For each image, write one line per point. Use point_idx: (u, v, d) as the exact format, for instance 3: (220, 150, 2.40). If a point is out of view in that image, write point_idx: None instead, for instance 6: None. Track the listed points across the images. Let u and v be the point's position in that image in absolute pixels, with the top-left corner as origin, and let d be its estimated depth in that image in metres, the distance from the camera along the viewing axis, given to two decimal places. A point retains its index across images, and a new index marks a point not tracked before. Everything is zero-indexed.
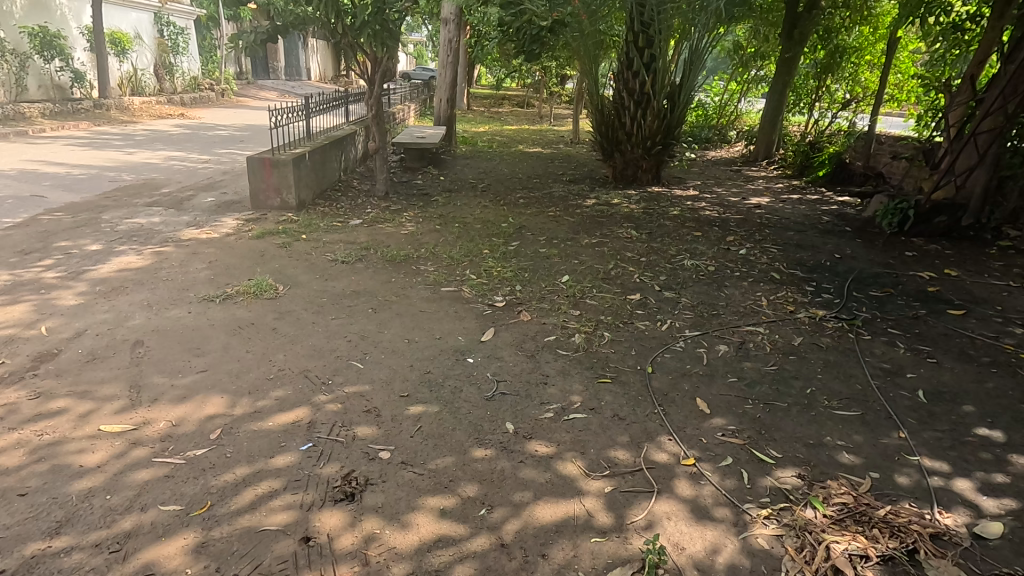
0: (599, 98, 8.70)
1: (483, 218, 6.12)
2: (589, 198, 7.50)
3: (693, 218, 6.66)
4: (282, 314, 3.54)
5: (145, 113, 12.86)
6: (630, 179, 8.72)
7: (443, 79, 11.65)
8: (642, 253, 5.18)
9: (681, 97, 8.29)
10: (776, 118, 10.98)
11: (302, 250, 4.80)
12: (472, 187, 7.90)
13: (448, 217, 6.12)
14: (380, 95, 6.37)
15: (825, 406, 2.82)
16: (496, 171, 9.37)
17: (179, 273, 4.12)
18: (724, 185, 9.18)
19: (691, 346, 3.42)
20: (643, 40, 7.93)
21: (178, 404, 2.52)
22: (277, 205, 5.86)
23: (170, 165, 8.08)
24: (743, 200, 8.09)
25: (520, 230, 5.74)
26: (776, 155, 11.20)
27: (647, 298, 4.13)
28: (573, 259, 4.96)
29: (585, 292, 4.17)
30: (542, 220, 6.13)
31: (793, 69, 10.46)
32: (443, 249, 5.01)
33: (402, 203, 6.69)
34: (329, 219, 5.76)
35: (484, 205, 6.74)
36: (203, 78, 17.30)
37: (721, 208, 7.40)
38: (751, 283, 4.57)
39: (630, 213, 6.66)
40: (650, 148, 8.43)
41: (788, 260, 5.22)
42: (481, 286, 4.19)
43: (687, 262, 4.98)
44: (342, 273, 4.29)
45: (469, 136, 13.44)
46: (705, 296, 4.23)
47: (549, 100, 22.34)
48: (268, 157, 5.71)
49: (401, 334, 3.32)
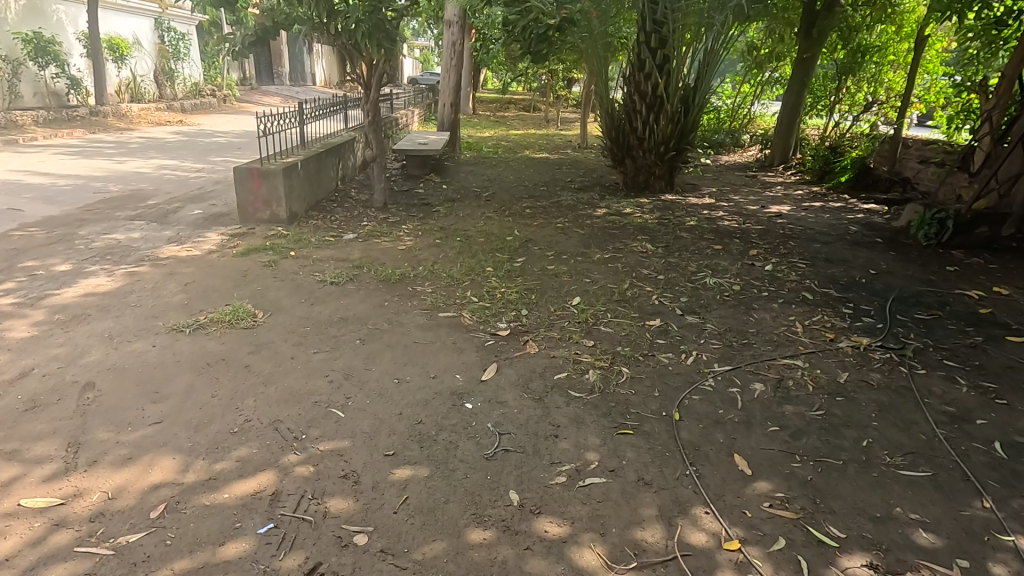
0: (609, 101, 8.27)
1: (486, 230, 5.73)
2: (600, 207, 7.09)
3: (712, 229, 6.22)
4: (257, 346, 3.14)
5: (143, 120, 12.58)
6: (642, 185, 8.29)
7: (447, 83, 11.29)
8: (660, 270, 4.76)
9: (696, 100, 7.82)
10: (793, 121, 10.53)
11: (289, 269, 4.41)
12: (476, 196, 7.52)
13: (449, 230, 5.73)
14: (377, 101, 5.99)
15: (887, 464, 2.38)
16: (501, 178, 8.98)
17: (150, 297, 3.74)
18: (740, 192, 8.73)
19: (722, 384, 2.98)
20: (656, 40, 7.46)
21: (118, 469, 2.12)
22: (267, 218, 5.48)
23: (161, 174, 7.75)
24: (762, 208, 7.65)
25: (526, 244, 5.34)
26: (793, 160, 10.74)
27: (668, 324, 3.70)
28: (584, 277, 4.54)
29: (598, 318, 3.75)
30: (550, 232, 5.73)
31: (811, 70, 10.01)
32: (442, 267, 4.60)
33: (401, 214, 6.31)
34: (321, 233, 5.38)
35: (488, 216, 6.35)
36: (205, 84, 17.06)
37: (740, 218, 6.96)
38: (782, 305, 4.13)
39: (643, 224, 6.23)
40: (662, 154, 7.99)
41: (819, 278, 4.77)
42: (482, 311, 3.79)
43: (709, 280, 4.54)
44: (330, 296, 3.90)
45: (474, 141, 13.08)
46: (733, 320, 3.80)
47: (556, 104, 21.97)
48: (256, 167, 5.34)
49: (391, 372, 2.90)
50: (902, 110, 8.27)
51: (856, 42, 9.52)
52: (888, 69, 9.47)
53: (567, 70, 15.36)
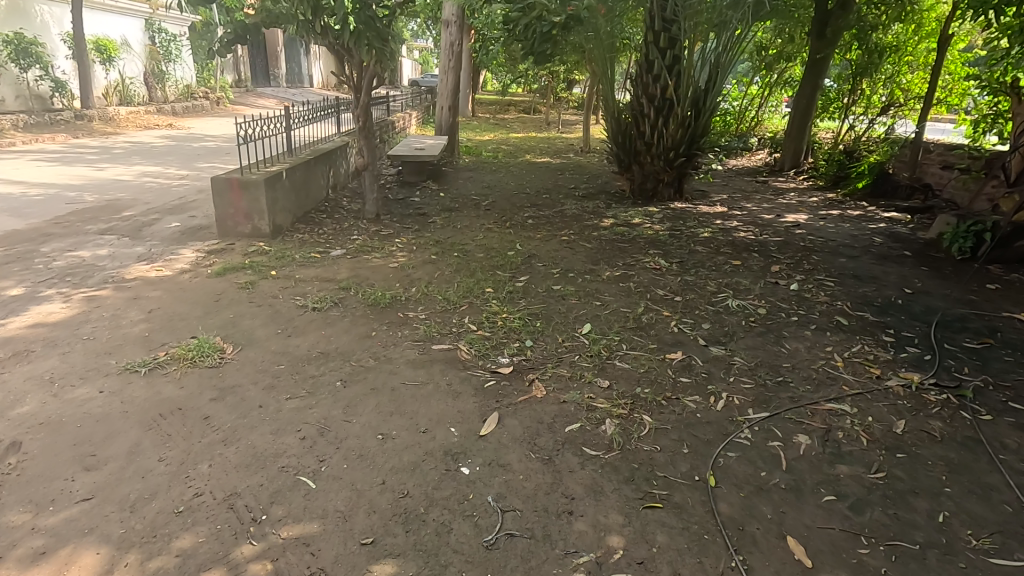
0: (615, 104, 7.89)
1: (486, 244, 5.32)
2: (606, 217, 6.68)
3: (728, 242, 5.80)
4: (221, 391, 2.71)
5: (132, 124, 12.19)
6: (650, 193, 7.86)
7: (445, 86, 10.88)
8: (677, 291, 4.34)
9: (707, 103, 7.38)
10: (804, 124, 10.11)
11: (268, 291, 3.99)
12: (475, 205, 7.11)
13: (445, 244, 5.32)
14: (368, 104, 5.56)
15: (972, 550, 1.96)
16: (502, 185, 8.57)
17: (106, 326, 3.31)
18: (753, 199, 8.32)
19: (762, 437, 2.56)
20: (665, 41, 7.13)
21: (27, 570, 1.71)
22: (249, 232, 5.06)
23: (142, 182, 7.33)
24: (777, 217, 7.24)
25: (530, 260, 4.93)
26: (805, 165, 10.37)
27: (691, 358, 3.28)
28: (593, 299, 4.13)
29: (612, 350, 3.34)
30: (555, 246, 5.32)
31: (824, 72, 9.60)
32: (437, 288, 4.19)
33: (395, 226, 5.90)
34: (308, 248, 4.97)
35: (488, 227, 5.94)
36: (198, 87, 16.65)
37: (756, 228, 6.54)
38: (816, 332, 3.71)
39: (654, 236, 5.81)
40: (672, 160, 7.57)
41: (851, 298, 4.35)
42: (481, 343, 3.37)
43: (732, 303, 4.12)
44: (311, 325, 3.47)
45: (473, 145, 12.67)
46: (763, 352, 3.37)
47: (558, 105, 21.58)
48: (236, 177, 4.92)
49: (375, 425, 2.49)
50: (924, 113, 7.86)
51: (871, 42, 9.14)
52: (906, 70, 9.07)
53: (568, 71, 14.97)
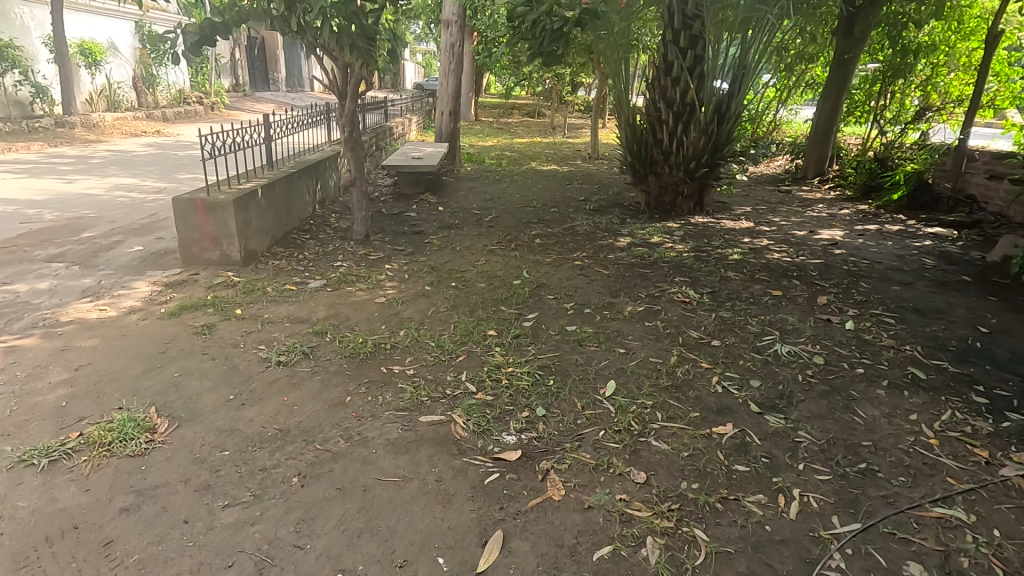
0: (630, 108, 7.20)
1: (489, 270, 4.68)
2: (622, 235, 6.02)
3: (762, 266, 5.13)
4: (136, 495, 2.06)
5: (117, 131, 11.60)
6: (667, 207, 7.20)
7: (445, 89, 10.22)
8: (713, 332, 3.68)
9: (733, 108, 6.67)
10: (829, 130, 9.55)
11: (227, 336, 3.34)
12: (477, 221, 6.46)
13: (442, 270, 4.68)
14: (353, 111, 4.86)
15: None
16: (507, 197, 7.94)
17: (16, 393, 2.67)
18: (779, 212, 7.64)
19: (859, 568, 1.89)
20: (686, 39, 6.46)
21: None
22: (217, 259, 4.41)
23: (112, 196, 6.71)
24: (810, 233, 6.56)
25: (538, 291, 4.28)
26: (830, 173, 9.75)
27: (744, 432, 2.62)
28: (616, 345, 3.47)
29: (644, 422, 2.68)
30: (567, 273, 4.66)
31: (850, 73, 9.13)
32: (430, 332, 3.54)
33: (386, 248, 5.25)
34: (285, 277, 4.34)
35: (491, 249, 5.29)
36: (191, 91, 16.10)
37: (789, 247, 5.88)
38: (891, 390, 3.04)
39: (678, 259, 5.15)
40: (692, 171, 6.88)
41: (920, 339, 3.68)
42: (482, 411, 2.72)
43: (781, 350, 3.46)
44: (272, 388, 2.82)
45: (475, 152, 12.03)
46: (833, 422, 2.71)
47: (563, 108, 20.90)
48: (201, 197, 4.26)
49: (335, 556, 1.84)
50: (970, 118, 7.16)
51: (906, 40, 8.46)
52: (945, 71, 8.37)
53: (574, 72, 14.30)
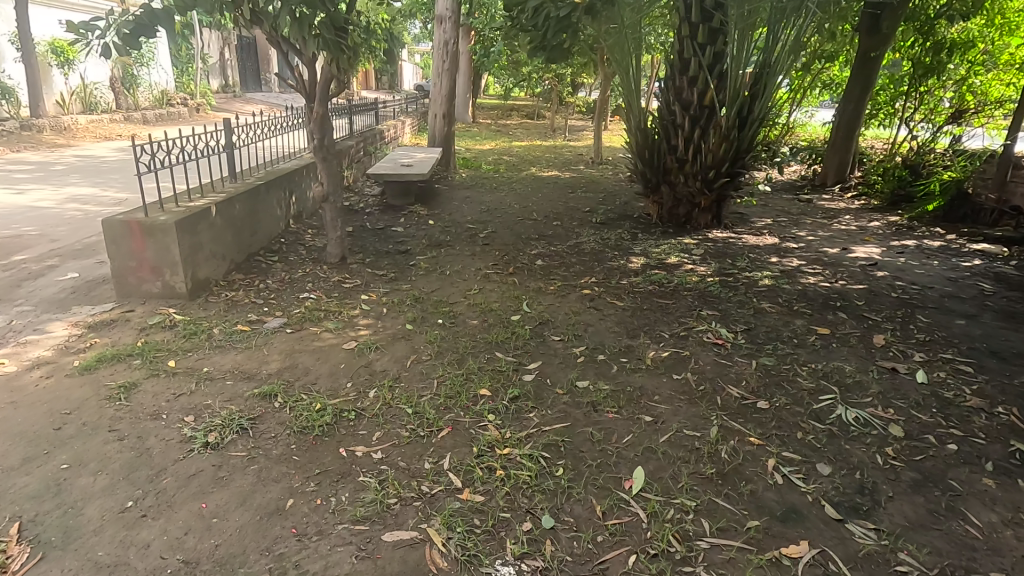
0: (641, 111, 6.50)
1: (483, 303, 3.99)
2: (634, 255, 5.33)
3: (799, 294, 4.44)
4: None
5: (90, 135, 10.89)
6: (682, 220, 6.50)
7: (438, 90, 9.50)
8: (758, 390, 2.98)
9: (755, 111, 5.99)
10: (851, 134, 8.88)
11: (148, 402, 2.64)
12: (471, 237, 5.77)
13: (427, 302, 3.99)
14: (324, 115, 4.14)
15: None
16: (504, 207, 7.25)
17: None
18: (804, 225, 6.95)
19: None
20: (705, 33, 5.82)
21: None
22: (158, 292, 3.70)
23: (63, 209, 6.00)
24: (843, 251, 5.88)
25: (542, 331, 3.59)
26: (851, 180, 9.07)
27: (825, 556, 1.92)
28: (639, 410, 2.76)
29: (689, 540, 1.98)
30: (574, 306, 3.96)
31: (874, 72, 8.47)
32: (407, 392, 2.83)
33: (365, 273, 4.55)
34: (238, 314, 3.63)
35: (485, 273, 4.60)
36: (175, 93, 15.42)
37: (824, 269, 5.18)
38: (1003, 481, 2.34)
39: (702, 286, 4.45)
40: (711, 181, 6.18)
41: (1013, 398, 2.98)
42: (468, 523, 2.01)
43: (845, 415, 2.76)
44: (189, 488, 2.11)
45: (472, 157, 11.34)
46: (941, 538, 2.01)
47: (564, 109, 20.23)
48: (136, 219, 3.56)
49: None
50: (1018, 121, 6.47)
51: (938, 36, 7.82)
52: (982, 70, 7.71)
53: (576, 72, 13.60)
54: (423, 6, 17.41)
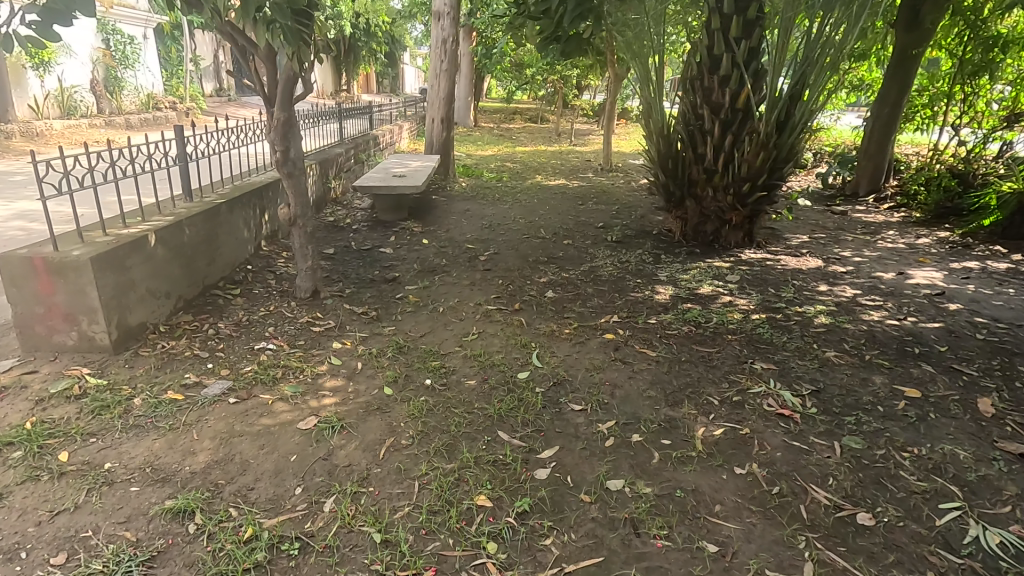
0: (663, 115, 5.72)
1: (481, 354, 3.22)
2: (660, 283, 4.57)
3: (866, 336, 3.66)
4: None
5: (64, 141, 10.15)
6: (709, 238, 5.73)
7: (435, 93, 8.75)
8: (855, 495, 2.20)
9: (796, 114, 5.21)
10: (887, 139, 8.10)
11: (10, 528, 1.89)
12: (469, 261, 5.00)
13: (413, 354, 3.22)
14: (288, 121, 3.37)
15: None
16: (508, 222, 6.50)
17: None
18: (845, 243, 6.18)
19: None
20: (739, 26, 5.07)
21: None
22: (74, 345, 2.95)
23: (6, 228, 5.26)
24: (899, 275, 5.09)
25: (557, 397, 2.82)
26: (887, 189, 8.29)
27: None
28: (698, 534, 1.98)
29: None
30: (596, 359, 3.18)
31: (914, 71, 7.70)
32: (377, 503, 2.07)
33: (341, 310, 3.80)
34: (172, 373, 2.87)
35: (486, 311, 3.83)
36: (163, 97, 14.69)
37: (885, 300, 4.41)
38: None
39: (749, 328, 3.68)
40: (744, 195, 5.41)
41: None
42: None
43: (985, 540, 1.99)
44: None
45: (472, 164, 10.61)
46: None
47: (569, 114, 19.49)
48: (42, 255, 2.80)
49: None
50: None
51: (988, 31, 7.04)
52: None
53: (583, 73, 12.86)
54: (422, 7, 16.67)
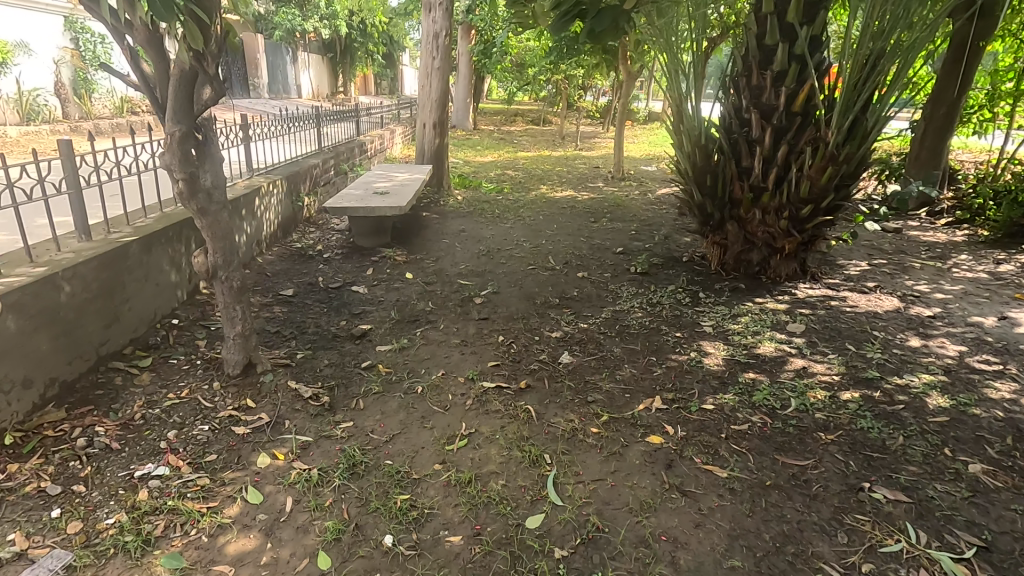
0: (700, 121, 4.68)
1: (470, 479, 2.18)
2: (707, 339, 3.53)
3: (1011, 431, 2.61)
4: None
5: (17, 151, 9.15)
6: (755, 270, 4.69)
7: (427, 94, 7.67)
8: None
9: (870, 120, 4.16)
10: (941, 147, 7.06)
11: None
12: (461, 305, 3.97)
13: (371, 480, 2.17)
14: (191, 138, 2.35)
15: None
16: (508, 247, 5.46)
17: None
18: (916, 273, 5.13)
19: None
20: (799, 9, 4.06)
21: None
22: None
23: None
24: (1002, 320, 4.05)
25: (587, 573, 1.79)
26: (942, 203, 7.21)
27: None
28: None
29: None
30: (643, 490, 2.14)
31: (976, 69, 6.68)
32: None
33: (282, 394, 2.76)
34: None
35: (481, 393, 2.78)
36: (140, 100, 13.63)
37: (1004, 361, 3.36)
38: None
39: (847, 422, 2.63)
40: (801, 219, 4.37)
41: None
42: None
43: None
44: None
45: (470, 173, 9.59)
46: None
47: (572, 116, 18.45)
48: None
49: None
50: None
51: None
52: None
53: (590, 72, 11.84)
54: (416, 3, 15.57)
